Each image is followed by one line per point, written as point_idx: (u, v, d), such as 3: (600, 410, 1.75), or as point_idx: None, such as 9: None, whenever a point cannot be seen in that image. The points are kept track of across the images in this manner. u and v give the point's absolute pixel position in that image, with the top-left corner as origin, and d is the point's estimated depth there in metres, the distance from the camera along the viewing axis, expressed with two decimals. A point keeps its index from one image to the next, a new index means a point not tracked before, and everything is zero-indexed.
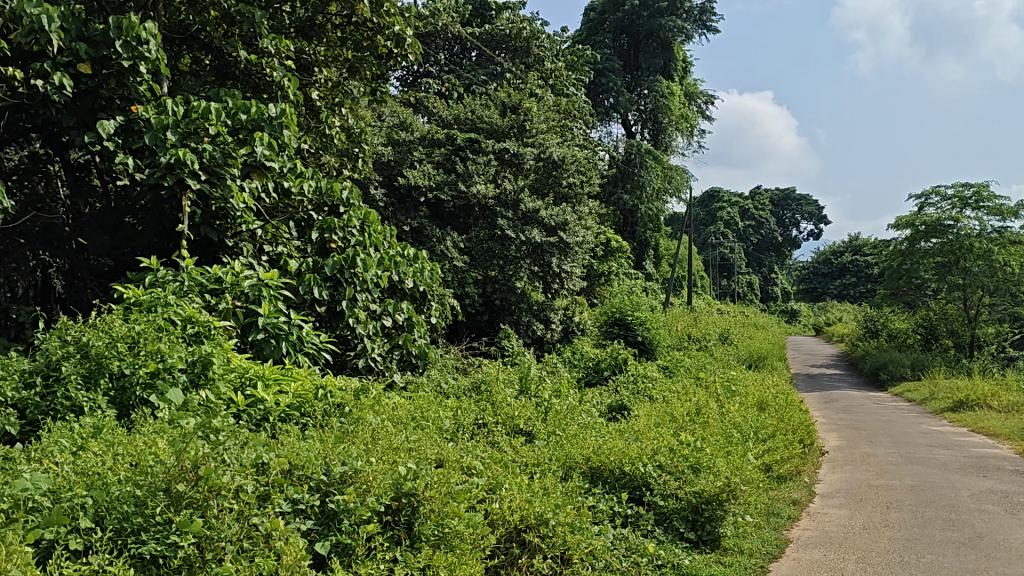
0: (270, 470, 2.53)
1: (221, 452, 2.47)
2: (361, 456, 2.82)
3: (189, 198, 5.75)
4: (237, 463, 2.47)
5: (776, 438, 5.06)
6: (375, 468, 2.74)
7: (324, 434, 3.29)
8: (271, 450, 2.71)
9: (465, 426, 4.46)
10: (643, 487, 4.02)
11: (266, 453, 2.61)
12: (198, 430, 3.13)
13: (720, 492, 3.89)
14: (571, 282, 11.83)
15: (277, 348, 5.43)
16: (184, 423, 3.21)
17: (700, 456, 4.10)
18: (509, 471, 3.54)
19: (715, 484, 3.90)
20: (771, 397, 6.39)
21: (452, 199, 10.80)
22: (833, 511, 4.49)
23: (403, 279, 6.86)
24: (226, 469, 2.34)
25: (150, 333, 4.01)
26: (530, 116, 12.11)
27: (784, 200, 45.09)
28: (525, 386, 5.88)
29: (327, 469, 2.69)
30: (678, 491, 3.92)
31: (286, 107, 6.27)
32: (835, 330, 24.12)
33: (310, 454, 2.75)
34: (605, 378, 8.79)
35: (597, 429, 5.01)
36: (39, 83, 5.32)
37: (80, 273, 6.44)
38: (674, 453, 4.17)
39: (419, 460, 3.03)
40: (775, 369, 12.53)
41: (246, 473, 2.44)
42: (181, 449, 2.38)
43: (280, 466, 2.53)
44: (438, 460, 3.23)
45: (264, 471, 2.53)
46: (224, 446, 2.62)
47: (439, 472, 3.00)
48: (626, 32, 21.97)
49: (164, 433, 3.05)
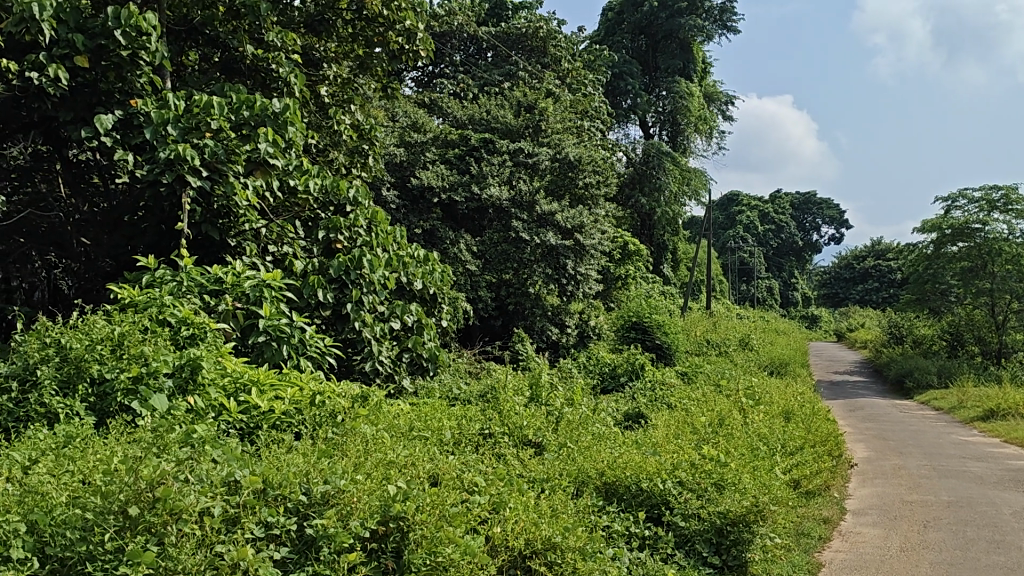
0: (241, 491, 2.27)
1: (185, 471, 2.21)
2: (347, 475, 2.56)
3: (189, 195, 5.50)
4: (203, 481, 2.20)
5: (804, 451, 4.74)
6: (360, 488, 2.48)
7: (310, 447, 3.03)
8: (246, 467, 2.45)
9: (469, 438, 4.19)
10: (661, 506, 3.72)
11: (239, 470, 2.36)
12: (177, 446, 2.85)
13: (745, 512, 3.58)
14: (588, 285, 11.53)
15: (278, 351, 5.11)
16: (162, 435, 2.95)
17: (724, 472, 3.81)
18: (515, 489, 3.25)
19: (741, 504, 3.58)
20: (796, 405, 6.08)
21: (466, 202, 10.53)
22: (866, 530, 4.18)
23: (412, 281, 6.58)
24: (190, 489, 2.08)
25: (134, 335, 3.76)
26: (546, 116, 11.77)
27: (805, 204, 44.59)
28: (537, 394, 5.59)
29: (307, 489, 2.43)
30: (701, 511, 3.61)
31: (291, 102, 5.91)
32: (858, 336, 23.70)
33: (289, 470, 2.49)
34: (622, 384, 8.50)
35: (611, 440, 4.73)
36: (33, 75, 5.09)
37: (86, 274, 6.23)
38: (696, 469, 3.87)
39: (412, 479, 2.76)
40: (797, 375, 12.18)
41: (213, 493, 2.17)
42: (140, 464, 2.13)
43: (253, 486, 2.27)
44: (435, 479, 2.96)
45: (235, 491, 2.27)
46: (191, 462, 2.36)
47: (435, 492, 2.73)
48: (644, 33, 21.66)
49: (137, 444, 2.80)
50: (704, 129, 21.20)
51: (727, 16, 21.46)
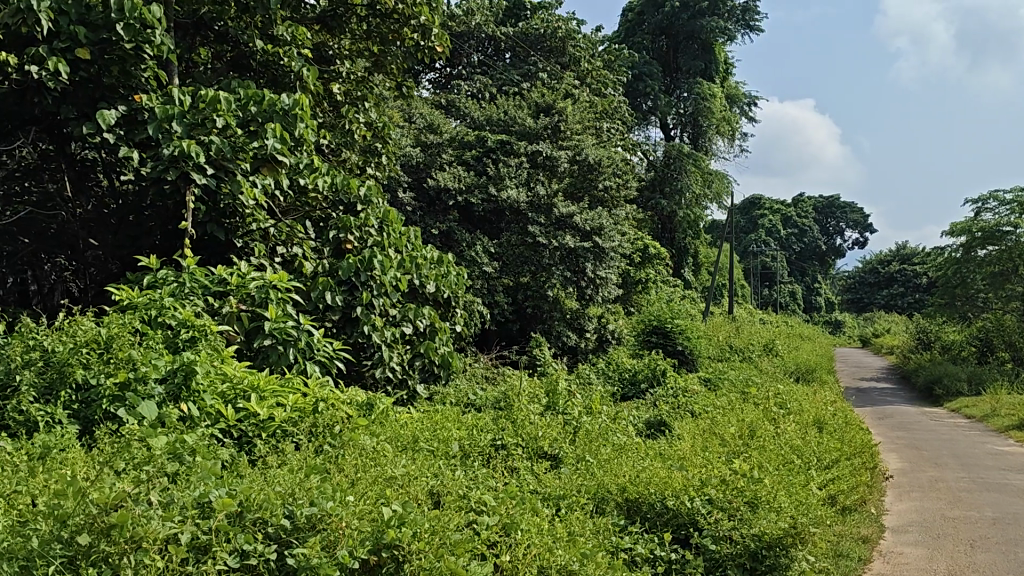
0: (214, 515, 2.05)
1: (148, 492, 2.01)
2: (337, 497, 2.33)
3: (194, 193, 5.26)
4: (168, 504, 2.00)
5: (841, 464, 4.44)
6: (350, 511, 2.25)
7: (303, 464, 2.78)
8: (224, 487, 2.25)
9: (481, 453, 3.93)
10: (689, 526, 3.43)
11: (213, 490, 2.15)
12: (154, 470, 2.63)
13: (780, 533, 3.30)
14: (607, 288, 11.23)
15: (284, 355, 4.84)
16: (139, 451, 2.72)
17: (758, 490, 3.52)
18: (528, 508, 2.99)
19: (777, 525, 3.30)
20: (828, 415, 5.76)
21: (482, 203, 10.27)
22: (908, 550, 3.88)
23: (425, 283, 6.33)
24: (152, 511, 1.89)
25: (124, 338, 3.54)
26: (564, 116, 11.43)
27: (828, 208, 44.03)
28: (554, 401, 5.32)
29: (291, 512, 2.20)
30: (733, 533, 3.31)
31: (302, 97, 5.65)
32: (884, 341, 23.28)
33: (271, 492, 2.27)
34: (643, 391, 8.21)
35: (633, 452, 4.44)
36: (32, 68, 4.84)
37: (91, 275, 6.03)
38: (727, 487, 3.59)
39: (409, 501, 2.52)
40: (824, 381, 11.84)
41: (179, 519, 1.96)
42: (98, 485, 1.94)
43: (225, 509, 2.06)
44: (438, 502, 2.70)
45: (207, 514, 2.06)
46: (159, 482, 2.15)
47: (436, 517, 2.48)
48: (665, 33, 21.33)
49: (104, 461, 2.57)
50: (726, 131, 20.83)
51: (750, 16, 21.11)
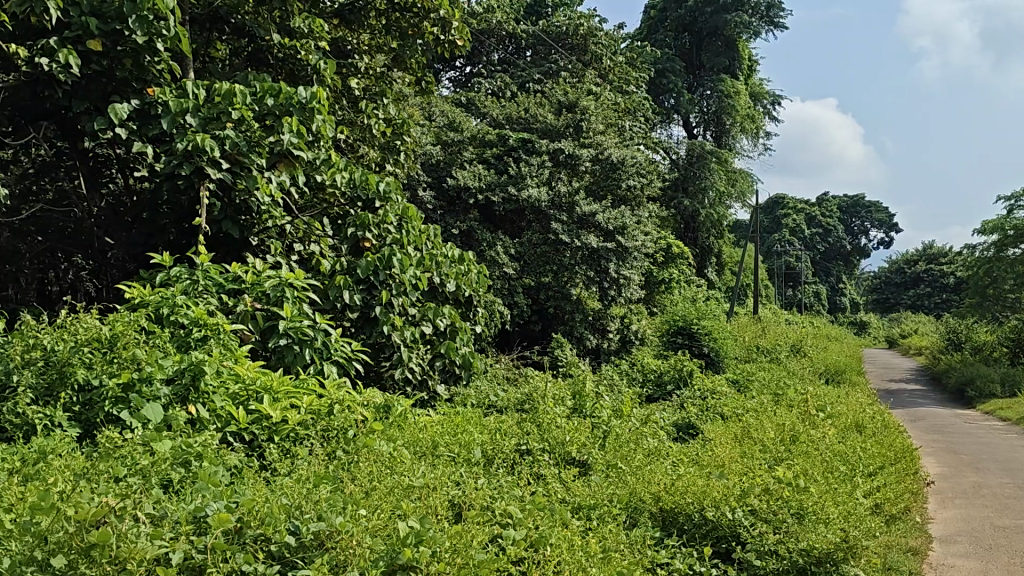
0: (211, 531, 1.92)
1: (139, 508, 1.89)
2: (348, 511, 2.17)
3: (208, 188, 5.07)
4: (156, 523, 1.88)
5: (886, 472, 4.22)
6: (360, 527, 2.09)
7: (312, 475, 2.61)
8: (224, 500, 2.11)
9: (505, 460, 3.73)
10: (731, 539, 3.23)
11: (211, 504, 2.03)
12: (154, 482, 2.46)
13: (829, 546, 3.09)
14: (630, 288, 10.97)
15: (300, 356, 4.63)
16: (136, 464, 2.55)
17: (804, 500, 3.31)
18: (559, 523, 2.79)
19: (827, 538, 3.08)
20: (867, 418, 5.51)
21: (503, 203, 10.05)
22: (959, 562, 3.65)
23: (445, 282, 6.12)
24: (139, 532, 1.79)
25: (129, 336, 3.35)
26: (587, 115, 11.22)
27: (853, 208, 43.56)
28: (580, 405, 5.11)
29: (297, 528, 2.05)
30: (779, 548, 3.09)
31: (319, 90, 5.45)
32: (912, 343, 22.88)
33: (276, 505, 2.13)
34: (669, 393, 7.98)
35: (666, 457, 4.23)
36: (42, 60, 4.65)
37: (108, 273, 5.83)
38: (772, 497, 3.37)
39: (430, 518, 2.34)
40: (854, 383, 11.55)
41: (169, 538, 1.84)
42: (79, 500, 1.84)
43: (223, 526, 1.93)
44: (461, 517, 2.52)
45: (203, 531, 1.94)
46: (152, 497, 2.03)
47: (458, 534, 2.32)
48: (687, 30, 21.03)
49: (98, 473, 2.41)
50: (750, 129, 20.53)
51: (775, 12, 20.79)
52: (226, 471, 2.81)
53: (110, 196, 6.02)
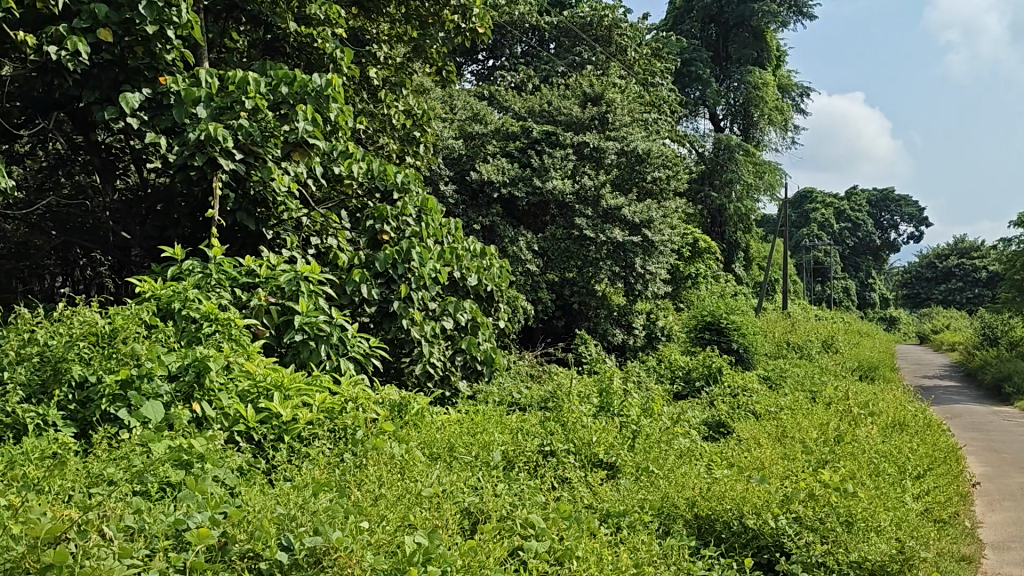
0: (190, 546, 1.83)
1: (112, 526, 1.79)
2: (349, 525, 2.04)
3: (222, 179, 4.86)
4: (127, 542, 1.75)
5: (934, 474, 3.98)
6: (360, 543, 1.95)
7: (311, 482, 2.46)
8: (208, 512, 2.01)
9: (527, 463, 3.52)
10: (773, 551, 3.01)
11: (191, 518, 1.94)
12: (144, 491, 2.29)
13: (882, 558, 2.87)
14: (656, 283, 10.71)
15: (316, 352, 4.43)
16: (125, 472, 2.36)
17: (853, 507, 3.09)
18: (589, 536, 2.59)
19: (880, 549, 2.86)
20: (910, 416, 5.24)
21: (527, 196, 9.82)
22: (1016, 572, 3.40)
23: (466, 276, 5.91)
24: (102, 550, 1.68)
25: (128, 332, 3.18)
26: (613, 107, 10.97)
27: (882, 202, 42.99)
28: (608, 403, 4.89)
29: (290, 543, 1.91)
30: (828, 559, 2.86)
31: (335, 77, 5.21)
32: (944, 338, 22.46)
33: (268, 517, 2.00)
34: (698, 390, 7.74)
35: (698, 459, 4.01)
36: (51, 48, 4.39)
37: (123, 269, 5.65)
38: (818, 503, 3.15)
39: (438, 534, 2.19)
40: (889, 379, 11.22)
41: (142, 558, 1.73)
42: (34, 513, 1.74)
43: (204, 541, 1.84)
44: (477, 532, 2.35)
45: (181, 548, 1.84)
46: (127, 513, 1.90)
47: (470, 550, 2.17)
48: (714, 21, 20.79)
49: (81, 482, 2.24)
50: (779, 121, 20.13)
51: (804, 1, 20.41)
52: (231, 475, 2.62)
53: (126, 191, 5.85)
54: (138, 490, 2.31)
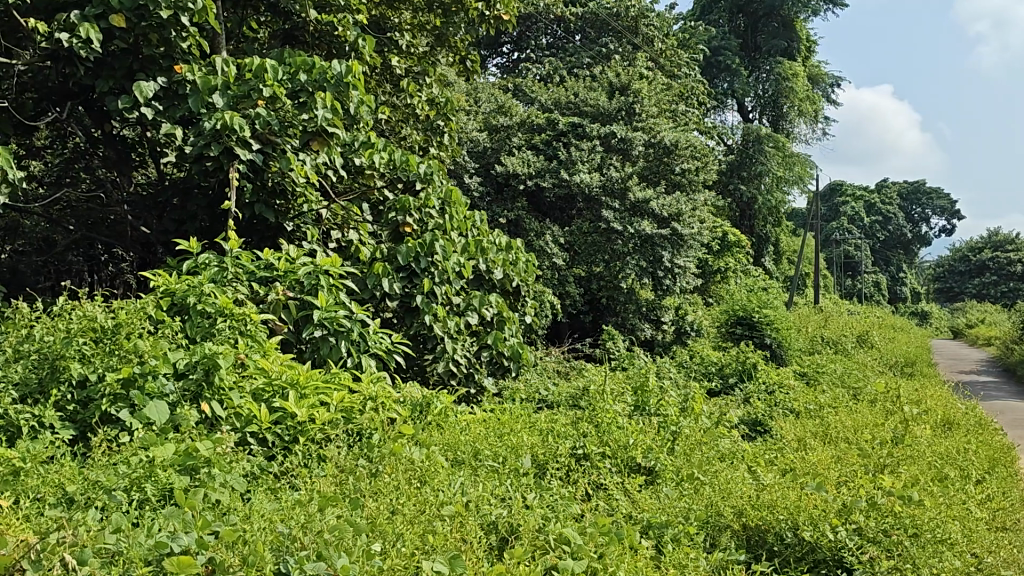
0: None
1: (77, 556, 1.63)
2: (356, 549, 1.86)
3: (239, 170, 4.61)
4: None
5: (997, 478, 3.73)
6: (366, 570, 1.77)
7: (321, 493, 2.27)
8: (195, 534, 1.84)
9: (560, 469, 3.31)
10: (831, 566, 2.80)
11: (175, 543, 1.78)
12: (135, 506, 2.11)
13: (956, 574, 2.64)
14: (686, 278, 10.43)
15: (336, 347, 4.20)
16: (118, 483, 2.17)
17: (917, 515, 2.87)
18: (634, 554, 2.38)
19: (951, 563, 2.64)
20: (961, 415, 4.96)
21: (554, 188, 9.57)
22: None
23: (492, 269, 5.66)
24: None
25: (133, 327, 3.01)
26: (640, 98, 10.71)
27: (914, 195, 42.37)
28: (642, 402, 4.64)
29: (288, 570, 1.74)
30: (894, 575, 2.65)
31: (355, 63, 4.96)
32: (980, 332, 22.00)
33: (263, 540, 1.83)
34: (731, 387, 7.47)
35: (744, 463, 3.77)
36: (62, 35, 4.15)
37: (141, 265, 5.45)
38: (880, 512, 2.92)
39: (460, 557, 2.00)
40: (927, 375, 10.86)
41: None
42: None
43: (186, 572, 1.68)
44: (506, 555, 2.15)
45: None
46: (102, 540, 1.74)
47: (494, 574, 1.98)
48: (742, 12, 20.60)
49: (63, 501, 2.07)
50: (810, 112, 19.71)
51: None
52: (239, 483, 2.42)
53: (144, 184, 5.64)
54: (130, 502, 2.13)
